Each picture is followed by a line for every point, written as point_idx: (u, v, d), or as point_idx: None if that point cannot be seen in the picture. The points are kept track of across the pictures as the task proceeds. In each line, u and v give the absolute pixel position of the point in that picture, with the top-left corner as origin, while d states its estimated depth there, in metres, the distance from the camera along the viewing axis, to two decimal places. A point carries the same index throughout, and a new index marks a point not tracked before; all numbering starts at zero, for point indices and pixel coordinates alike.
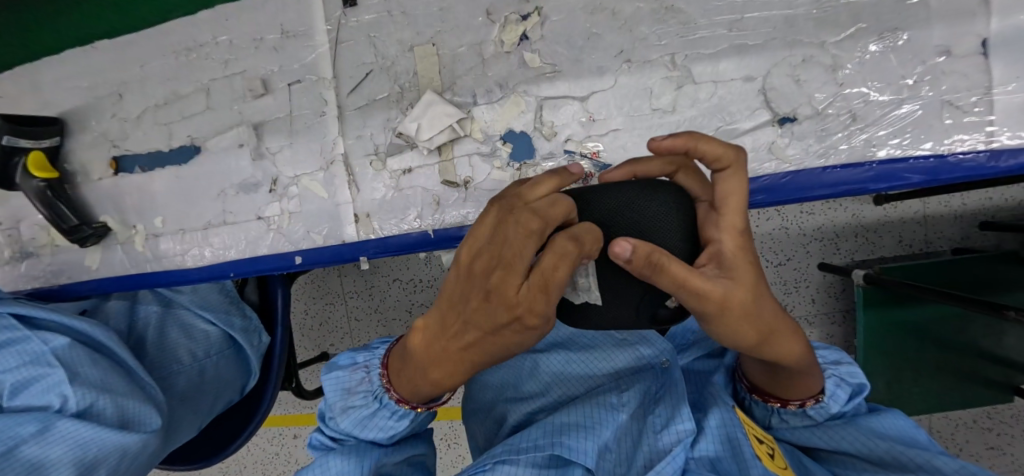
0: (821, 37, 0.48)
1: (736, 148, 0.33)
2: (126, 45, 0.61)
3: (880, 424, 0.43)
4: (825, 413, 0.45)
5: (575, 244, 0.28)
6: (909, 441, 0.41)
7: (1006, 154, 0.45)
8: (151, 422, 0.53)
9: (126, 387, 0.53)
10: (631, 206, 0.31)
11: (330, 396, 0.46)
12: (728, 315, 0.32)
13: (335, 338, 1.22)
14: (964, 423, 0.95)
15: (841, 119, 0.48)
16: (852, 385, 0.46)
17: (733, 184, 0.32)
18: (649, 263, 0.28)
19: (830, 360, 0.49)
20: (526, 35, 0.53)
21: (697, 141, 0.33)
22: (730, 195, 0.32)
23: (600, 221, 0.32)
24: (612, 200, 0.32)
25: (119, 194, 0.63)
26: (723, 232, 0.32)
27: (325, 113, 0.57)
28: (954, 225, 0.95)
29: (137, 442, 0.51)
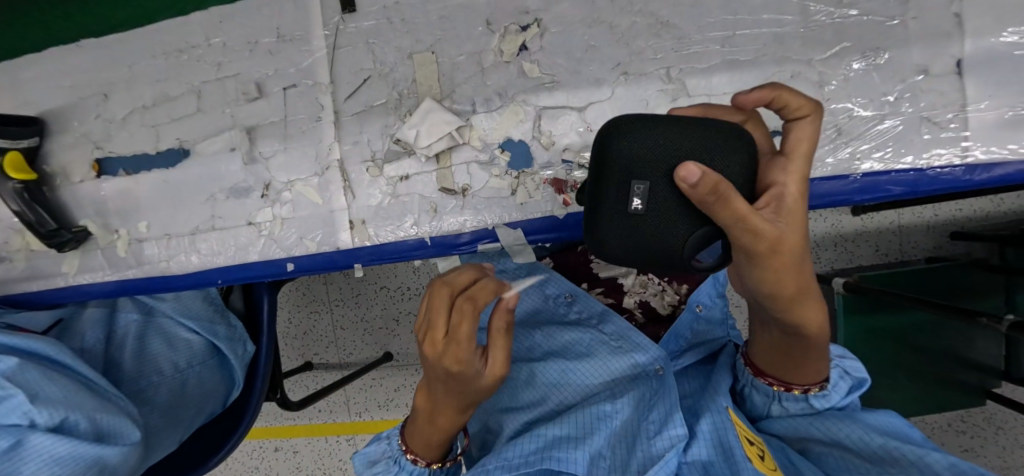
0: (808, 55, 0.50)
1: (815, 106, 0.35)
2: (114, 45, 0.60)
3: (875, 421, 0.45)
4: (823, 401, 0.47)
5: (457, 329, 0.34)
6: (903, 437, 0.42)
7: (979, 168, 0.47)
8: (130, 432, 0.51)
9: (97, 403, 0.50)
10: (699, 141, 0.31)
11: (358, 468, 0.48)
12: (778, 257, 0.33)
13: (319, 348, 1.19)
14: (939, 426, 0.99)
15: (827, 133, 0.50)
16: (853, 379, 0.49)
17: (806, 132, 0.35)
18: (716, 191, 0.28)
19: (835, 354, 0.53)
20: (526, 46, 0.53)
21: (780, 91, 0.35)
22: (801, 144, 0.35)
23: (665, 146, 0.30)
24: (688, 129, 0.31)
25: (101, 197, 0.61)
26: (789, 175, 0.34)
27: (321, 119, 0.56)
28: (926, 235, 0.99)
29: (120, 454, 0.49)
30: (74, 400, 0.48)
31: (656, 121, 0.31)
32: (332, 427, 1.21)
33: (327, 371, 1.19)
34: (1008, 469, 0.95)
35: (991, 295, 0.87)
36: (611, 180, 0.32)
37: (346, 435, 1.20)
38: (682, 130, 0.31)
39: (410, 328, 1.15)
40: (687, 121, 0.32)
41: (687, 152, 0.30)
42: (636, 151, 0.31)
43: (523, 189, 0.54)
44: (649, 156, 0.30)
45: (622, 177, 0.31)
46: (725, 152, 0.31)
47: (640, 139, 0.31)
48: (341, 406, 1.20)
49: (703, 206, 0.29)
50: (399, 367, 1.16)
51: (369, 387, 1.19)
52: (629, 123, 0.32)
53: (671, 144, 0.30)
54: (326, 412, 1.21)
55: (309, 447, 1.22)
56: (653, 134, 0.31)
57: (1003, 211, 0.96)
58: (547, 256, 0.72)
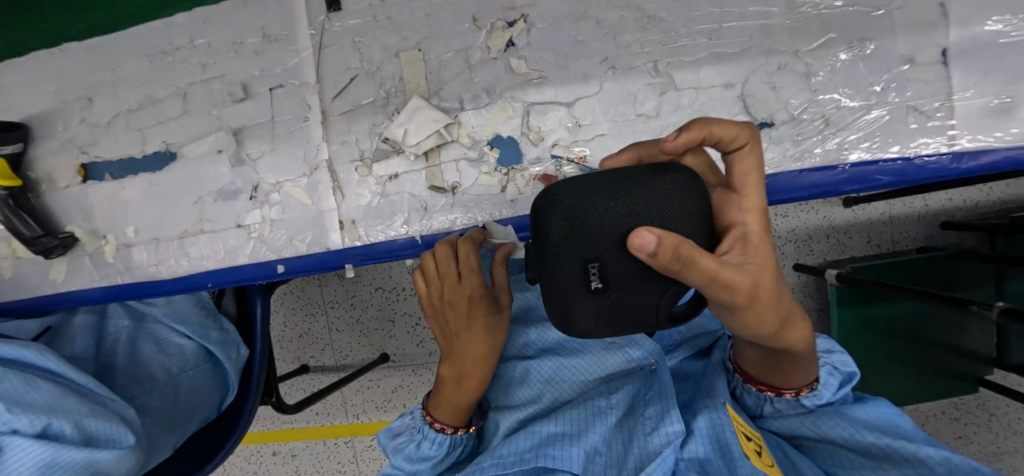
0: (795, 46, 0.50)
1: (748, 128, 0.33)
2: (97, 48, 0.59)
3: (867, 416, 0.45)
4: (815, 400, 0.46)
5: (469, 274, 0.46)
6: (895, 431, 0.43)
7: (967, 156, 0.47)
8: (123, 437, 0.50)
9: (88, 407, 0.49)
10: (641, 196, 0.28)
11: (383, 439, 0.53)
12: (755, 302, 0.32)
13: (315, 350, 1.19)
14: (933, 414, 0.99)
15: (815, 124, 0.50)
16: (842, 374, 0.49)
17: (750, 161, 0.33)
18: (674, 255, 0.26)
19: (824, 350, 0.53)
20: (513, 42, 0.53)
21: (710, 127, 0.33)
22: (746, 175, 0.33)
23: (609, 214, 0.27)
24: (627, 187, 0.28)
25: (88, 202, 0.60)
26: (746, 213, 0.33)
27: (309, 119, 0.56)
28: (917, 225, 1.00)
29: (113, 459, 0.48)
30: (62, 405, 0.47)
31: (588, 187, 0.28)
32: (329, 429, 1.20)
33: (323, 374, 1.19)
34: (1001, 454, 0.96)
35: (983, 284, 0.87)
36: (559, 257, 0.29)
37: (344, 437, 1.20)
38: (620, 193, 0.28)
39: (405, 329, 1.15)
40: (624, 172, 0.29)
41: (634, 214, 0.27)
42: (574, 223, 0.28)
43: (513, 185, 0.54)
44: (593, 227, 0.28)
45: (574, 255, 0.29)
46: (675, 199, 0.28)
47: (580, 212, 0.28)
48: (338, 408, 1.19)
49: (668, 273, 0.27)
50: (395, 367, 1.16)
51: (366, 389, 1.18)
52: (560, 192, 0.29)
53: (612, 210, 0.27)
54: (323, 415, 1.20)
55: (307, 450, 1.22)
56: (591, 205, 0.28)
57: (992, 200, 0.97)
58: None
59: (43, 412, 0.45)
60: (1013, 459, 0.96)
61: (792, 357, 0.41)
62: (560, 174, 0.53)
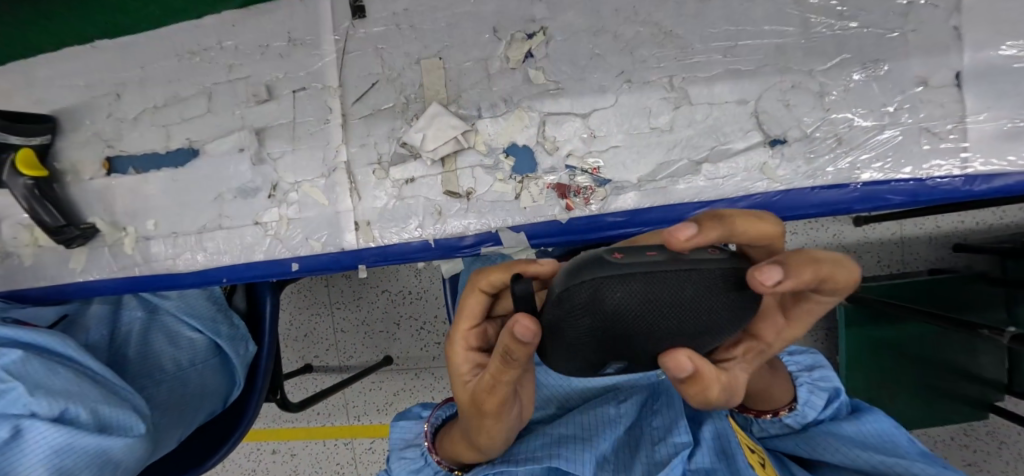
0: (809, 66, 0.51)
1: (854, 280, 0.26)
2: (127, 46, 0.61)
3: (861, 431, 0.46)
4: (801, 421, 0.49)
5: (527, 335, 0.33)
6: (889, 448, 0.43)
7: (980, 179, 0.48)
8: (134, 425, 0.51)
9: (102, 394, 0.50)
10: (694, 306, 0.22)
11: (393, 443, 0.51)
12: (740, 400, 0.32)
13: (319, 350, 1.19)
14: (941, 440, 0.99)
15: (828, 143, 0.51)
16: (825, 390, 0.50)
17: (820, 306, 0.29)
18: (700, 383, 0.25)
19: (805, 365, 0.54)
20: (532, 53, 0.55)
21: (828, 275, 0.24)
22: (809, 312, 0.29)
23: (655, 318, 0.22)
24: (686, 296, 0.22)
25: (111, 194, 0.62)
26: (778, 338, 0.30)
27: (329, 121, 0.57)
28: (928, 247, 1.00)
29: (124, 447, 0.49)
30: (80, 391, 0.48)
31: (650, 286, 0.21)
32: (330, 431, 1.21)
33: (326, 374, 1.19)
34: None
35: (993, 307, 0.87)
36: (575, 340, 0.24)
37: (344, 438, 1.20)
38: (664, 292, 0.21)
39: (410, 332, 1.15)
40: (697, 270, 0.22)
41: (678, 321, 0.23)
42: (609, 323, 0.22)
43: (527, 193, 0.55)
44: (628, 329, 0.22)
45: (582, 338, 0.24)
46: (725, 312, 0.24)
47: (607, 306, 0.21)
48: (339, 409, 1.20)
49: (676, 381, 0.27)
50: (399, 371, 1.16)
51: (368, 391, 1.19)
52: (607, 286, 0.21)
53: (657, 318, 0.22)
54: (324, 415, 1.20)
55: (307, 450, 1.22)
56: (625, 301, 0.21)
57: (1005, 223, 0.97)
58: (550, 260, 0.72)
59: (62, 396, 0.46)
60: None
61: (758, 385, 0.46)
62: (574, 184, 0.54)
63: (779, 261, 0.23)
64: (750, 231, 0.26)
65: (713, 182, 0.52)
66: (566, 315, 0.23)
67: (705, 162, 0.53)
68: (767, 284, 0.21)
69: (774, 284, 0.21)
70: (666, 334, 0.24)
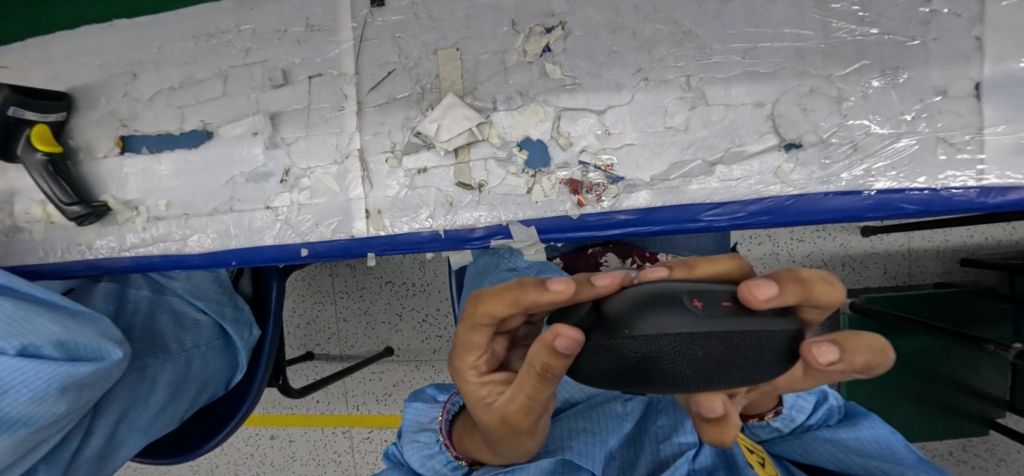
0: (828, 70, 0.51)
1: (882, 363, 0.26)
2: (145, 26, 0.61)
3: (859, 439, 0.46)
4: (791, 425, 0.50)
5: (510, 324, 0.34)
6: (888, 454, 0.43)
7: (994, 192, 0.47)
8: (108, 349, 0.54)
9: (65, 322, 0.52)
10: (739, 366, 0.22)
11: (407, 422, 0.55)
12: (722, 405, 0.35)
13: (321, 339, 1.20)
14: (940, 454, 1.00)
15: (844, 149, 0.51)
16: (812, 396, 0.52)
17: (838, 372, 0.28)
18: (723, 427, 0.27)
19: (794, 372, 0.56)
20: (549, 47, 0.54)
21: (861, 361, 0.25)
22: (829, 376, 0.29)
23: (698, 373, 0.22)
24: (739, 356, 0.22)
25: (124, 173, 0.62)
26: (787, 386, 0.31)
27: (344, 108, 0.57)
28: (936, 260, 0.99)
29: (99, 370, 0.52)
30: (34, 323, 0.49)
31: (705, 348, 0.21)
32: (329, 419, 1.21)
33: (327, 362, 1.20)
34: None
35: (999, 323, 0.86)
36: (614, 372, 0.24)
37: (342, 427, 1.20)
38: (722, 355, 0.21)
39: (412, 324, 1.15)
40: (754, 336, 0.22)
41: (717, 378, 0.23)
42: (655, 370, 0.22)
43: (539, 188, 0.55)
44: (670, 379, 0.23)
45: (613, 371, 0.24)
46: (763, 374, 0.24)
47: (662, 356, 0.21)
48: (339, 397, 1.20)
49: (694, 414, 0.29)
50: (399, 362, 1.17)
51: (369, 381, 1.19)
52: (666, 344, 0.21)
53: (702, 371, 0.22)
54: (323, 403, 1.21)
55: (305, 437, 1.22)
56: (680, 356, 0.21)
57: (1015, 239, 0.96)
58: (558, 257, 0.73)
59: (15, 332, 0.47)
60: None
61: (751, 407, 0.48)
62: (586, 180, 0.54)
63: (833, 340, 0.25)
64: (824, 301, 0.25)
65: (726, 183, 0.52)
66: (617, 351, 0.23)
67: (719, 163, 0.53)
68: (818, 360, 0.24)
69: (828, 363, 0.24)
70: (703, 389, 0.24)
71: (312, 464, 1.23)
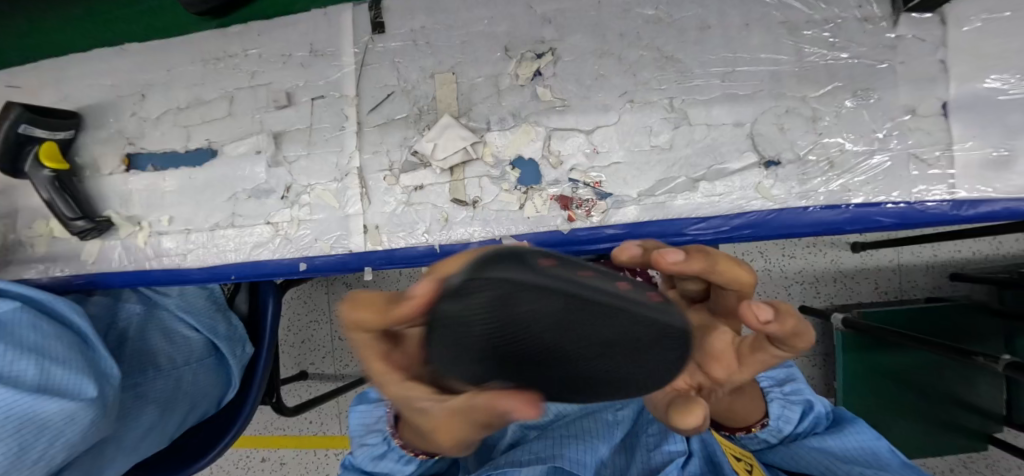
0: (803, 92, 0.54)
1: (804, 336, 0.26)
2: (157, 50, 0.64)
3: (846, 445, 0.47)
4: (777, 435, 0.50)
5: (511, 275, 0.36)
6: (873, 460, 0.45)
7: (967, 204, 0.50)
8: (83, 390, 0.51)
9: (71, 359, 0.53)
10: (601, 337, 0.20)
11: (352, 426, 0.56)
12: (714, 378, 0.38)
13: (317, 358, 1.19)
14: (940, 471, 1.00)
15: (820, 165, 0.53)
16: (797, 405, 0.50)
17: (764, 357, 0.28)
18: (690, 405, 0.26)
19: (775, 380, 0.53)
20: (540, 71, 0.58)
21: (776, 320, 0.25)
22: (762, 363, 0.29)
23: (553, 339, 0.19)
24: (599, 322, 0.19)
25: (128, 189, 0.64)
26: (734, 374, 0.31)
27: (345, 128, 0.60)
28: (925, 275, 1.01)
29: (63, 410, 0.49)
30: (50, 352, 0.53)
31: (556, 303, 0.19)
32: (322, 440, 1.19)
33: (321, 382, 1.19)
34: None
35: (990, 337, 0.88)
36: (464, 360, 0.20)
37: (335, 449, 1.18)
38: (574, 314, 0.19)
39: None
40: (610, 308, 0.19)
41: (580, 349, 0.20)
42: (503, 334, 0.19)
43: (531, 204, 0.57)
44: (528, 348, 0.20)
45: (463, 358, 0.20)
46: (641, 362, 0.21)
47: (515, 314, 0.19)
48: (333, 418, 1.19)
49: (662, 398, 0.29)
50: None
51: None
52: (502, 289, 0.18)
53: (558, 335, 0.19)
54: (317, 424, 1.20)
55: (298, 460, 1.20)
56: (532, 316, 0.19)
57: (1000, 255, 0.99)
58: None
59: (29, 353, 0.51)
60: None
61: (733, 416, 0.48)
62: (576, 196, 0.56)
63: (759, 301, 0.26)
64: (733, 270, 0.28)
65: (711, 198, 0.55)
66: (453, 327, 0.19)
67: (702, 180, 0.55)
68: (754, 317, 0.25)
69: (760, 322, 0.25)
70: (564, 363, 0.21)
71: None
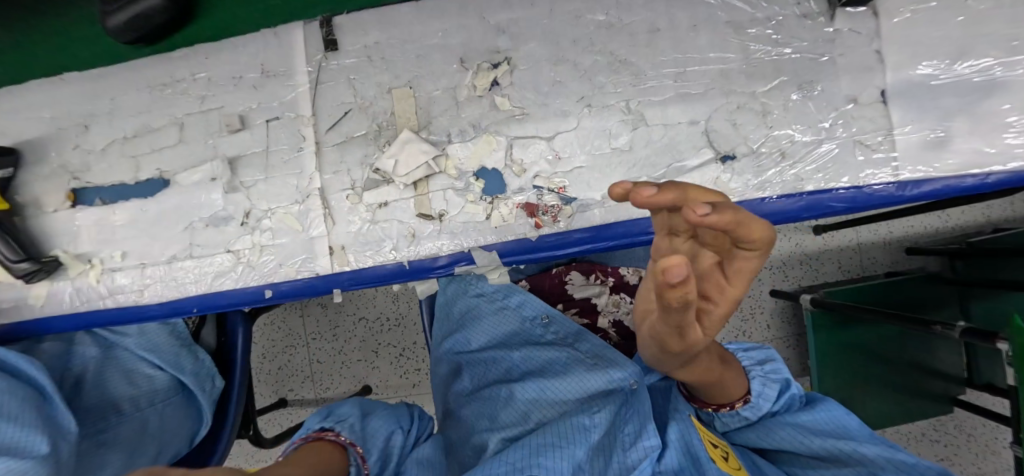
0: (752, 87, 0.56)
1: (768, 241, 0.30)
2: (99, 79, 0.62)
3: (817, 422, 0.48)
4: (757, 413, 0.51)
5: None
6: (841, 433, 0.46)
7: (911, 185, 0.52)
8: (38, 445, 0.49)
9: (27, 412, 0.51)
10: None
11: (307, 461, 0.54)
12: (692, 351, 0.38)
13: (294, 383, 1.16)
14: (910, 438, 1.05)
15: (773, 157, 0.55)
16: (777, 383, 0.51)
17: (748, 265, 0.31)
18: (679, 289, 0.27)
19: (756, 359, 0.54)
20: (497, 81, 0.58)
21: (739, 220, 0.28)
22: (739, 272, 0.32)
23: None
24: None
25: (75, 226, 0.61)
26: (721, 298, 0.34)
27: (303, 149, 0.59)
28: (883, 252, 1.06)
29: (12, 469, 0.46)
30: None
31: None
32: None
33: (301, 408, 1.15)
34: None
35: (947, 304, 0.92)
36: None
37: None
38: None
39: (389, 360, 1.14)
40: None
41: None
42: None
43: (498, 213, 0.57)
44: None
45: None
46: None
47: None
48: None
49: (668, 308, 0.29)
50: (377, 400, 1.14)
51: None
52: None
53: None
54: None
55: None
56: None
57: (949, 227, 1.05)
58: (523, 279, 0.74)
59: None
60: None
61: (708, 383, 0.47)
62: (542, 203, 0.57)
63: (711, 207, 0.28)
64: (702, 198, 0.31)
65: None
66: None
67: (663, 179, 0.56)
68: (697, 213, 0.27)
69: (702, 216, 0.27)
70: None
71: None
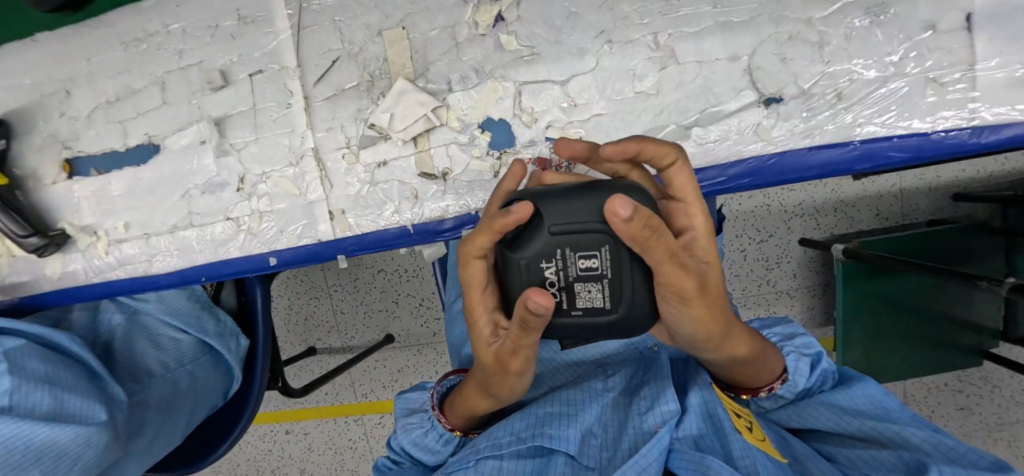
0: (808, 13, 0.46)
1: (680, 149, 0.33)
2: (70, 37, 0.57)
3: (852, 401, 0.45)
4: (794, 392, 0.48)
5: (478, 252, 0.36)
6: (879, 413, 0.43)
7: (987, 131, 0.44)
8: (97, 413, 0.53)
9: (76, 385, 0.53)
10: None
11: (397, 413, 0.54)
12: (711, 307, 0.33)
13: (322, 333, 1.20)
14: (937, 386, 1.02)
15: (827, 98, 0.46)
16: (808, 356, 0.50)
17: (683, 177, 0.33)
18: (649, 215, 0.24)
19: (785, 335, 0.54)
20: (502, 16, 0.50)
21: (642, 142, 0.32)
22: (683, 185, 0.33)
23: None
24: None
25: (75, 197, 0.59)
26: (693, 220, 0.33)
27: (291, 105, 0.54)
28: (927, 198, 0.96)
29: (77, 437, 0.49)
30: (60, 381, 0.52)
31: None
32: (340, 408, 1.23)
33: (330, 355, 1.20)
34: (1004, 425, 0.99)
35: (988, 257, 0.84)
36: None
37: (354, 415, 1.22)
38: None
39: (410, 310, 1.15)
40: None
41: None
42: None
43: (507, 170, 0.51)
44: None
45: None
46: None
47: None
48: (346, 387, 1.22)
49: (642, 246, 0.25)
50: (401, 347, 1.17)
51: (373, 368, 1.20)
52: None
53: None
54: (333, 394, 1.23)
55: (319, 429, 1.25)
56: None
57: (1005, 171, 0.93)
58: None
59: (41, 382, 0.50)
60: (1012, 429, 0.99)
61: (742, 362, 0.43)
62: (555, 157, 0.51)
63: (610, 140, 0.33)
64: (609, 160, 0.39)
65: (703, 147, 0.49)
66: None
67: (694, 127, 0.49)
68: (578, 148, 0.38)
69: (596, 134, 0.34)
70: None
71: (329, 453, 1.26)
